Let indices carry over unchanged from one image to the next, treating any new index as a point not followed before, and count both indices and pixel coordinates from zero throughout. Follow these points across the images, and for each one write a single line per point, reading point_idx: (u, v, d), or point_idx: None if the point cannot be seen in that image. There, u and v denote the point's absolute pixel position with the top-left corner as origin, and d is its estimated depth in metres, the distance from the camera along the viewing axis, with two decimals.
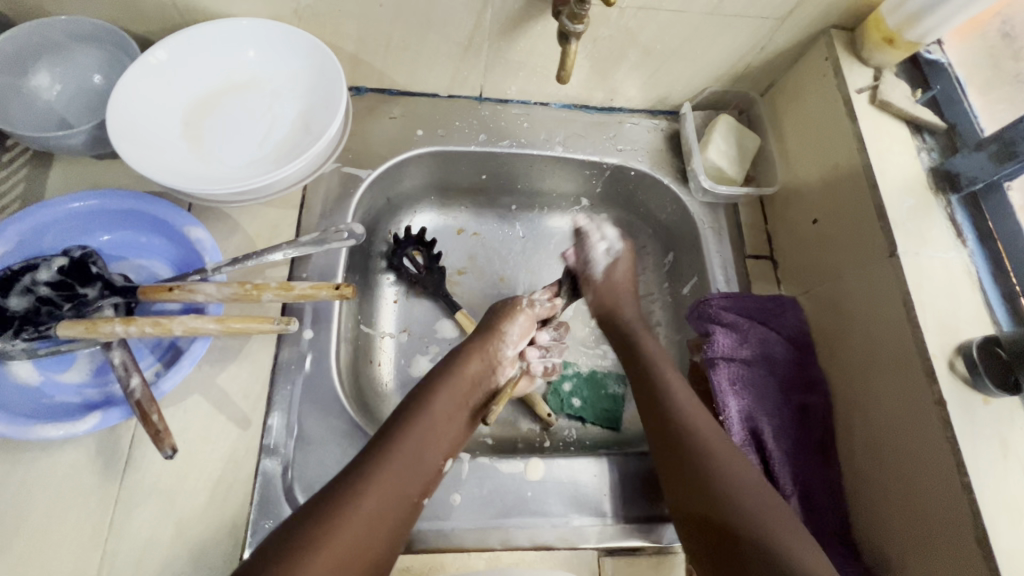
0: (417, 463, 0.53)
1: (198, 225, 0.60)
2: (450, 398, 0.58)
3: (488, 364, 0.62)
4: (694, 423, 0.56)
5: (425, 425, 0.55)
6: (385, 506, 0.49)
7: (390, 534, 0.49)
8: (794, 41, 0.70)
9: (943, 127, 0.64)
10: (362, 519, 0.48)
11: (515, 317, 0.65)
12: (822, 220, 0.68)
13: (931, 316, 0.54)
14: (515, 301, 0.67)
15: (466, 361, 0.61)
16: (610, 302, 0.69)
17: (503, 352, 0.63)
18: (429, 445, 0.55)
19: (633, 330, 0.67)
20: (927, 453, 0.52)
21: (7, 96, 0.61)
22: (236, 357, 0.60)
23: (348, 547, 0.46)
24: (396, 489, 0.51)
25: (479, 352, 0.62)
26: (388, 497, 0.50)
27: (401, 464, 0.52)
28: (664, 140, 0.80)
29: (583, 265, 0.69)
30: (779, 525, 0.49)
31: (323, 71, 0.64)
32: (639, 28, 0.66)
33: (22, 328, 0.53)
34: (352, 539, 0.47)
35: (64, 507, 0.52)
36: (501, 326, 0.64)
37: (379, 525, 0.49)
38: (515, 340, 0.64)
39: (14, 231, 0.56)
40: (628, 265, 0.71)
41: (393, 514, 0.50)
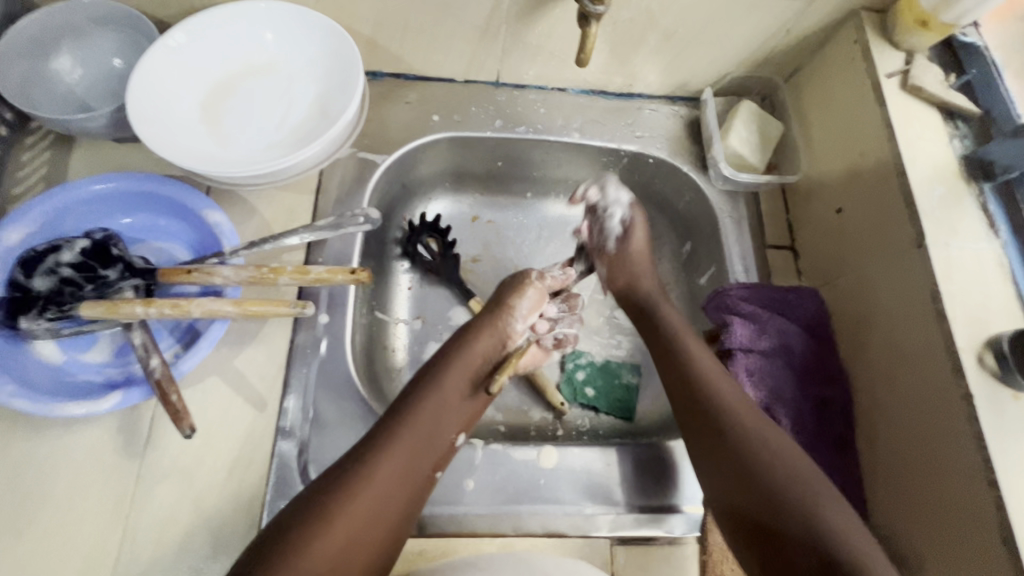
0: (430, 437, 0.53)
1: (216, 209, 0.61)
2: (461, 373, 0.58)
3: (497, 339, 0.61)
4: (718, 391, 0.56)
5: (437, 399, 0.55)
6: (398, 478, 0.50)
7: (404, 509, 0.50)
8: (821, 24, 0.68)
9: (977, 113, 0.61)
10: (374, 489, 0.48)
11: (524, 290, 0.63)
12: (846, 209, 0.66)
13: (959, 308, 0.53)
14: (525, 274, 0.65)
15: (475, 338, 0.60)
16: (625, 275, 0.70)
17: (513, 326, 0.62)
18: (442, 420, 0.55)
19: (652, 299, 0.67)
20: (951, 449, 0.50)
21: (30, 79, 0.62)
22: (253, 340, 0.61)
23: (359, 519, 0.47)
24: (408, 465, 0.51)
25: (488, 328, 0.61)
26: (401, 469, 0.50)
27: (414, 438, 0.52)
28: (683, 127, 0.78)
29: (598, 238, 0.71)
30: (816, 492, 0.49)
31: (339, 54, 0.63)
32: (661, 10, 0.64)
33: (46, 308, 0.54)
34: (364, 510, 0.47)
35: (88, 482, 0.54)
36: (510, 300, 0.63)
37: (393, 498, 0.49)
38: (526, 314, 0.63)
39: (37, 212, 0.57)
40: (644, 232, 0.71)
41: (406, 491, 0.50)
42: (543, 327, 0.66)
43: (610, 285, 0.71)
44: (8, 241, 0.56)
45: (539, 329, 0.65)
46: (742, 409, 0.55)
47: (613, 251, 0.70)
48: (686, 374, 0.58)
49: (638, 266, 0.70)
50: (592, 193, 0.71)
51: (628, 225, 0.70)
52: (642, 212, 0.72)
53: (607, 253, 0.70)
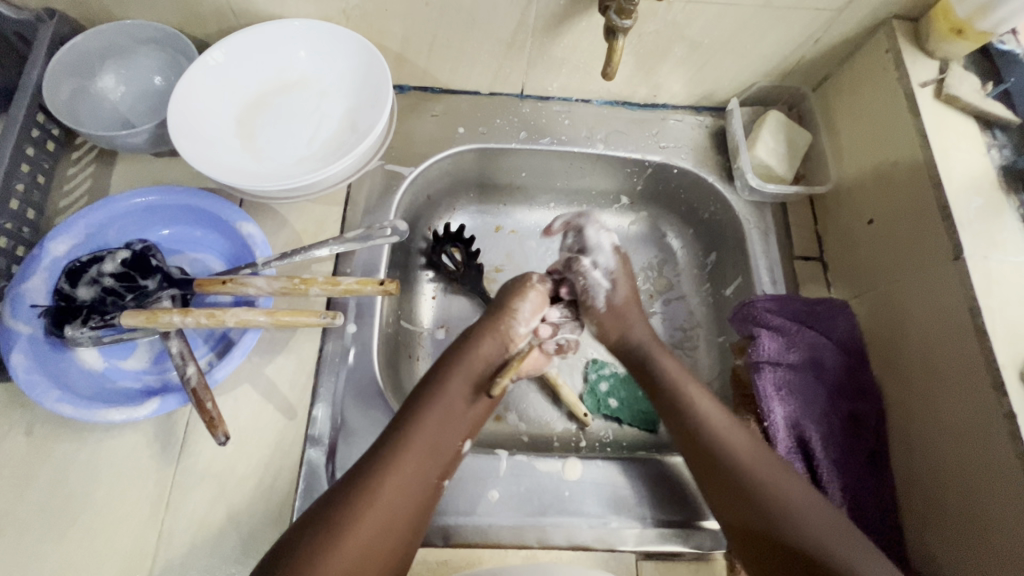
0: (437, 445, 0.54)
1: (249, 221, 0.62)
2: (463, 380, 0.58)
3: (500, 343, 0.61)
4: (710, 419, 0.57)
5: (440, 406, 0.56)
6: (405, 489, 0.51)
7: (412, 519, 0.51)
8: (851, 33, 0.67)
9: (1016, 123, 0.60)
10: (384, 502, 0.49)
11: (526, 293, 0.63)
12: (878, 221, 0.65)
13: (1000, 323, 0.51)
14: (526, 277, 0.65)
15: (477, 343, 0.60)
16: (617, 329, 0.65)
17: (515, 330, 0.62)
18: (447, 427, 0.55)
19: (645, 351, 0.64)
20: (992, 472, 0.49)
21: (76, 97, 0.65)
22: (284, 349, 0.62)
23: (371, 530, 0.48)
24: (419, 472, 0.52)
25: (489, 331, 0.61)
26: (408, 480, 0.51)
27: (418, 445, 0.53)
28: (708, 138, 0.78)
29: (582, 294, 0.65)
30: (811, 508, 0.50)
31: (369, 69, 0.65)
32: (687, 22, 0.64)
33: (89, 316, 0.56)
34: (375, 522, 0.48)
35: (126, 485, 0.55)
36: (512, 303, 0.63)
37: (402, 507, 0.50)
38: (528, 318, 0.63)
39: (82, 226, 0.59)
40: (627, 283, 0.66)
41: (417, 497, 0.51)
42: (544, 331, 0.65)
43: (604, 340, 0.66)
44: (55, 253, 0.58)
45: (542, 332, 0.64)
46: (732, 434, 0.56)
47: (602, 309, 0.65)
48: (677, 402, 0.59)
49: (627, 320, 0.65)
50: (570, 234, 0.67)
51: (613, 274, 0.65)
52: (625, 258, 0.67)
53: (596, 312, 0.65)
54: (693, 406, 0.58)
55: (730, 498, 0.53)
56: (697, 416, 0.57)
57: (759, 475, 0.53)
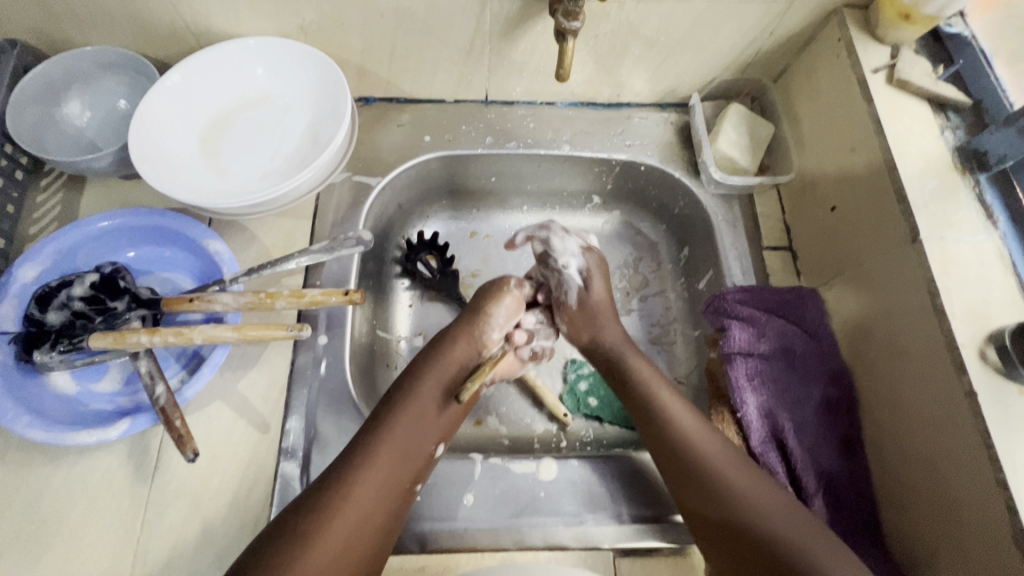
0: (411, 448, 0.54)
1: (217, 238, 0.63)
2: (436, 381, 0.58)
3: (474, 345, 0.62)
4: None
5: (415, 408, 0.56)
6: (378, 494, 0.51)
7: (381, 527, 0.50)
8: (804, 24, 0.67)
9: (968, 104, 0.60)
10: (354, 508, 0.49)
11: (502, 298, 0.65)
12: (840, 207, 0.65)
13: (958, 303, 0.51)
14: (503, 282, 0.67)
15: (451, 345, 0.61)
16: (588, 331, 0.66)
17: (489, 335, 0.63)
18: (419, 431, 0.55)
19: (617, 352, 0.64)
20: (960, 451, 0.48)
21: (41, 124, 0.66)
22: (255, 363, 0.62)
23: (342, 537, 0.47)
24: (388, 479, 0.52)
25: (464, 335, 0.62)
26: (382, 484, 0.51)
27: (392, 449, 0.53)
28: (674, 133, 0.78)
29: (556, 290, 0.68)
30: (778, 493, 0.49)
31: (327, 82, 0.66)
32: (640, 20, 0.65)
33: (58, 341, 0.56)
34: (345, 529, 0.48)
35: (100, 508, 0.56)
36: (486, 308, 0.64)
37: (374, 512, 0.50)
38: (503, 322, 0.64)
39: (50, 250, 0.60)
40: (602, 280, 0.68)
41: (386, 505, 0.51)
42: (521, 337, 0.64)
43: (575, 341, 0.68)
44: (24, 278, 0.59)
45: (516, 337, 0.64)
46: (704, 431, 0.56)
47: (574, 306, 0.67)
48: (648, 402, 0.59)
49: (598, 321, 0.66)
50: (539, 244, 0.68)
51: (588, 270, 0.67)
52: (599, 257, 0.69)
53: (567, 307, 0.67)
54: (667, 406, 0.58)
55: (697, 494, 0.53)
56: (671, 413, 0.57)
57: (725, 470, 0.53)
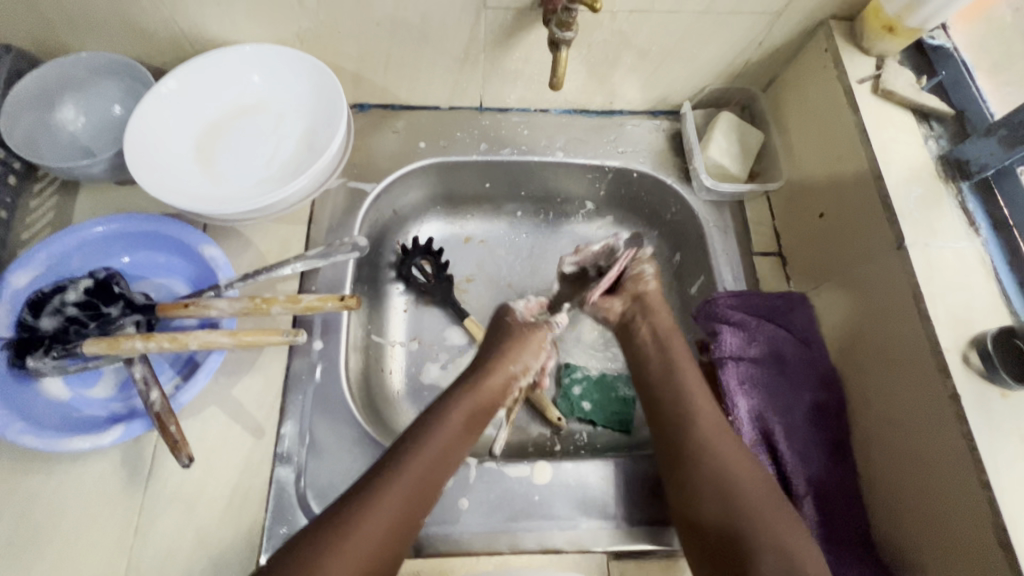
0: (431, 486, 0.55)
1: (212, 243, 0.63)
2: (463, 417, 0.60)
3: (502, 385, 0.65)
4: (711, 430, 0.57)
5: (440, 443, 0.57)
6: (394, 526, 0.51)
7: (393, 557, 0.50)
8: (792, 34, 0.69)
9: (951, 114, 0.62)
10: (369, 538, 0.49)
11: (536, 342, 0.68)
12: (828, 214, 0.66)
13: (942, 309, 0.53)
14: (539, 324, 0.70)
15: (483, 382, 0.63)
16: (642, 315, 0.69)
17: (519, 376, 0.66)
18: (438, 466, 0.56)
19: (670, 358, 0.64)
20: (943, 452, 0.50)
21: (35, 130, 0.65)
22: (250, 369, 0.63)
23: (356, 562, 0.48)
24: (406, 510, 0.52)
25: (496, 375, 0.64)
26: (398, 518, 0.52)
27: (413, 484, 0.54)
28: (666, 141, 0.80)
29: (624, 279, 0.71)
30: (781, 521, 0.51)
31: (323, 90, 0.66)
32: (633, 30, 0.66)
33: (51, 346, 0.57)
34: (360, 558, 0.48)
35: (93, 514, 0.55)
36: (523, 350, 0.67)
37: (387, 546, 0.50)
38: (535, 366, 0.67)
39: (43, 255, 0.59)
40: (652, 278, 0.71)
41: (400, 535, 0.51)
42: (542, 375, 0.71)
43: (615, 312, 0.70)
44: (16, 284, 0.58)
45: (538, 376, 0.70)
46: (735, 454, 0.55)
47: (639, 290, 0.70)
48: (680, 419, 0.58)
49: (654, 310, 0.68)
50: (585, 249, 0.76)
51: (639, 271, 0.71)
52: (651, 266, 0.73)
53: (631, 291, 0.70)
54: (700, 424, 0.58)
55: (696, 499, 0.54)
56: (700, 431, 0.57)
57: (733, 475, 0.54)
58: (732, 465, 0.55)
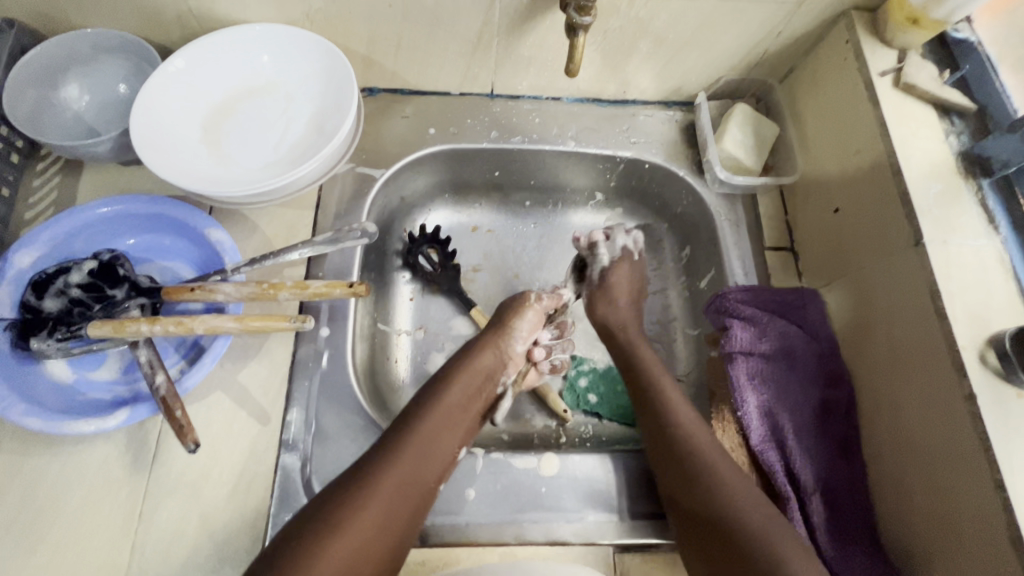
0: (433, 448, 0.55)
1: (218, 227, 0.62)
2: (464, 388, 0.60)
3: (500, 357, 0.64)
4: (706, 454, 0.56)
5: (441, 412, 0.57)
6: (403, 489, 0.51)
7: (407, 521, 0.51)
8: (812, 25, 0.68)
9: (973, 109, 0.61)
10: (384, 501, 0.49)
11: (524, 312, 0.66)
12: (844, 210, 0.65)
13: (959, 306, 0.52)
14: (524, 295, 0.68)
15: (478, 354, 0.63)
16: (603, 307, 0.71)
17: (513, 347, 0.65)
18: (443, 434, 0.56)
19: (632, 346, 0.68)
20: (957, 451, 0.49)
21: (38, 108, 0.64)
22: (256, 354, 0.62)
23: (370, 526, 0.48)
24: (415, 477, 0.52)
25: (491, 344, 0.64)
26: (405, 481, 0.51)
27: (416, 451, 0.54)
28: (679, 132, 0.78)
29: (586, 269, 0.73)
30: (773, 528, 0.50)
31: (333, 72, 0.65)
32: (650, 17, 0.65)
33: (56, 328, 0.56)
34: (372, 522, 0.48)
35: (97, 498, 0.55)
36: (511, 321, 0.66)
37: (395, 510, 0.50)
38: (526, 335, 0.66)
39: (47, 236, 0.59)
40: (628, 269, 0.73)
41: (411, 500, 0.51)
42: (538, 353, 0.69)
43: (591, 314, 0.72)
44: (20, 265, 0.58)
45: (536, 354, 0.68)
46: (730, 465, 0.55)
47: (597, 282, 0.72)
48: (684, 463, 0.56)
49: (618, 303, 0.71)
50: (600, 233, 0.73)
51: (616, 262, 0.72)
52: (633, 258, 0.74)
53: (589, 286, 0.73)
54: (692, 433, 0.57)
55: (690, 492, 0.54)
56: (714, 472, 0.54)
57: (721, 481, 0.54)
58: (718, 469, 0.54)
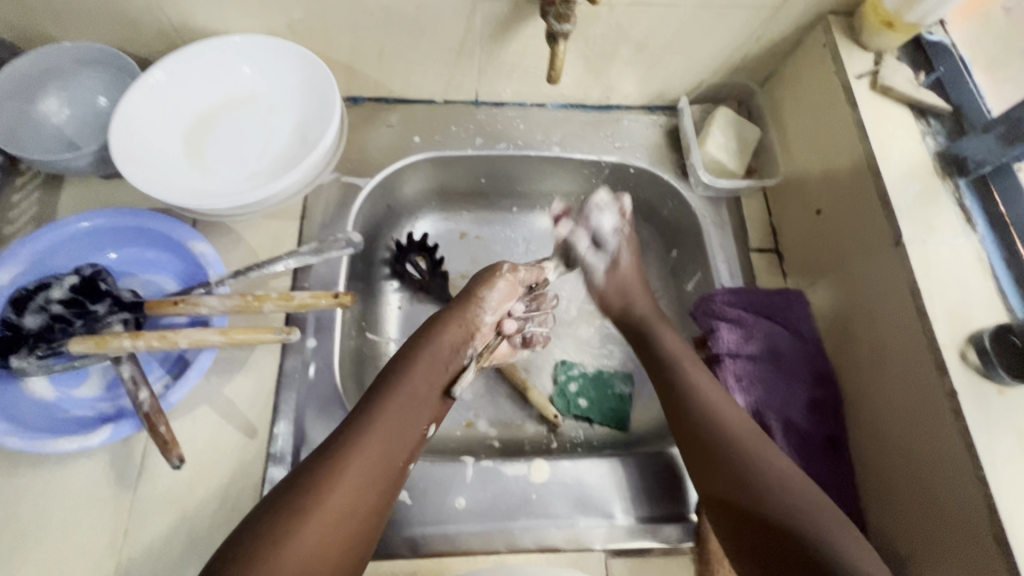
0: (400, 427, 0.54)
1: (201, 239, 0.62)
2: (431, 365, 0.59)
3: (466, 330, 0.63)
4: (724, 423, 0.56)
5: (408, 392, 0.56)
6: (371, 471, 0.51)
7: (377, 501, 0.51)
8: (790, 30, 0.68)
9: (948, 110, 0.62)
10: (345, 491, 0.49)
11: (494, 282, 0.66)
12: (826, 210, 0.66)
13: (939, 304, 0.53)
14: (497, 266, 0.67)
15: (444, 327, 0.62)
16: (620, 300, 0.72)
17: (479, 318, 0.65)
18: (410, 412, 0.56)
19: (649, 323, 0.69)
20: (938, 446, 0.50)
21: (16, 123, 0.63)
22: (242, 367, 0.61)
23: (337, 510, 0.48)
24: (384, 457, 0.52)
25: (456, 318, 0.63)
26: (372, 463, 0.51)
27: (383, 431, 0.53)
28: (662, 136, 0.79)
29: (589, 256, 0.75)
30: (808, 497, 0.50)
31: (316, 82, 0.65)
32: (631, 23, 0.65)
33: (36, 345, 0.55)
34: (340, 506, 0.48)
35: (81, 517, 0.54)
36: (477, 291, 0.65)
37: (362, 492, 0.50)
38: (496, 305, 0.65)
39: (27, 252, 0.58)
40: (631, 254, 0.74)
41: (379, 481, 0.51)
42: (510, 325, 0.66)
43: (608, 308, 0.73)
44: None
45: (507, 327, 0.66)
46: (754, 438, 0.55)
47: (604, 281, 0.74)
48: (711, 439, 0.56)
49: (630, 289, 0.72)
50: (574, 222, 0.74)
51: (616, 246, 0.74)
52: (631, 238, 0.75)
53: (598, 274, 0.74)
54: (709, 402, 0.58)
55: (716, 465, 0.54)
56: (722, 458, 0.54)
57: (748, 453, 0.54)
58: (739, 441, 0.55)
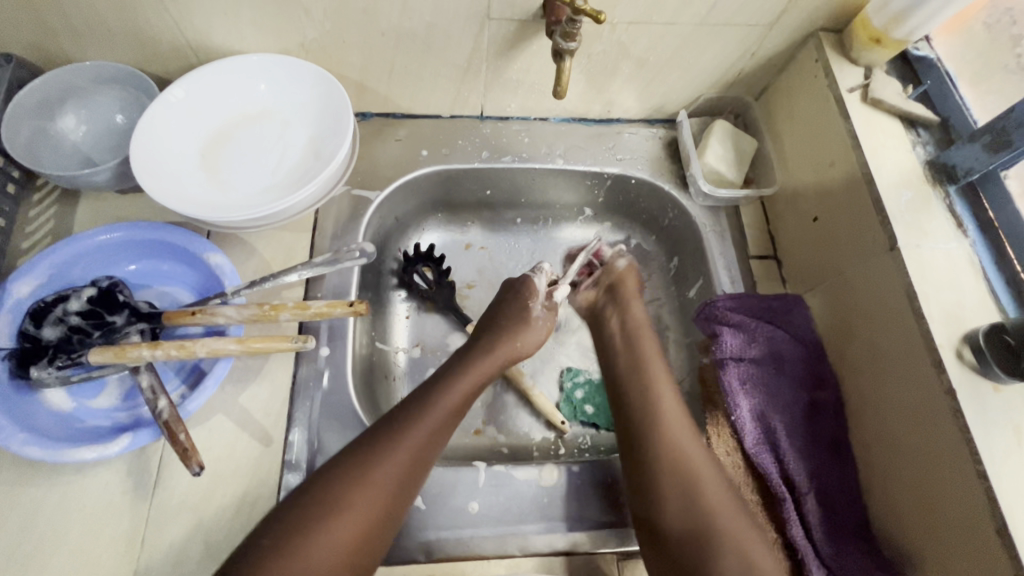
0: (435, 438, 0.56)
1: (216, 251, 0.63)
2: (472, 381, 0.61)
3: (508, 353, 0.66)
4: (667, 428, 0.60)
5: (445, 404, 0.58)
6: (401, 477, 0.53)
7: (402, 505, 0.53)
8: (783, 46, 0.72)
9: (936, 121, 0.65)
10: (374, 495, 0.51)
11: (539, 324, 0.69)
12: (822, 218, 0.68)
13: (935, 306, 0.55)
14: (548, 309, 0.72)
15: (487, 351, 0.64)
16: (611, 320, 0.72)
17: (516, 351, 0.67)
18: (446, 424, 0.57)
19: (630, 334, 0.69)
20: (938, 441, 0.52)
21: (35, 139, 0.65)
22: (256, 377, 0.62)
23: (365, 512, 0.50)
24: (417, 465, 0.54)
25: (501, 345, 0.65)
26: (403, 468, 0.53)
27: (420, 441, 0.55)
28: (662, 148, 0.82)
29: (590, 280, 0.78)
30: (715, 512, 0.55)
31: (330, 98, 0.67)
32: (632, 41, 0.68)
33: (56, 356, 0.56)
34: (367, 507, 0.50)
35: (98, 526, 0.54)
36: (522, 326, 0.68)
37: (393, 497, 0.52)
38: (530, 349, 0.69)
39: (46, 265, 0.59)
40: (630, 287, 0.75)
41: (408, 488, 0.53)
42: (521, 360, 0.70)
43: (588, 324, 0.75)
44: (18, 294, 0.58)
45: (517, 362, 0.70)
46: (690, 446, 0.58)
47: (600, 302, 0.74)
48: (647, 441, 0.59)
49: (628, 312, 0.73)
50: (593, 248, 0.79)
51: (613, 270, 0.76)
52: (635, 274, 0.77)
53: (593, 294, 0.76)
54: (660, 406, 0.61)
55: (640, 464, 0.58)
56: (674, 470, 0.57)
57: (677, 460, 0.58)
58: (668, 447, 0.58)
